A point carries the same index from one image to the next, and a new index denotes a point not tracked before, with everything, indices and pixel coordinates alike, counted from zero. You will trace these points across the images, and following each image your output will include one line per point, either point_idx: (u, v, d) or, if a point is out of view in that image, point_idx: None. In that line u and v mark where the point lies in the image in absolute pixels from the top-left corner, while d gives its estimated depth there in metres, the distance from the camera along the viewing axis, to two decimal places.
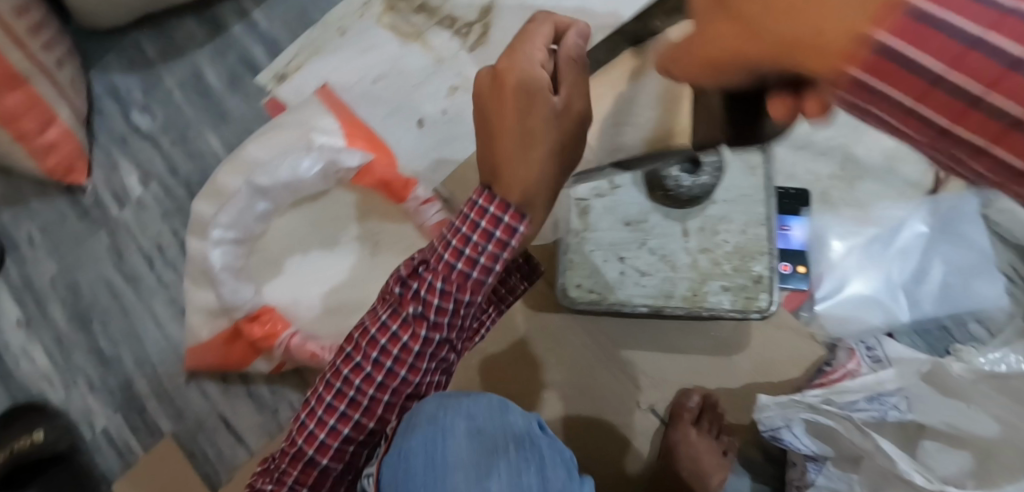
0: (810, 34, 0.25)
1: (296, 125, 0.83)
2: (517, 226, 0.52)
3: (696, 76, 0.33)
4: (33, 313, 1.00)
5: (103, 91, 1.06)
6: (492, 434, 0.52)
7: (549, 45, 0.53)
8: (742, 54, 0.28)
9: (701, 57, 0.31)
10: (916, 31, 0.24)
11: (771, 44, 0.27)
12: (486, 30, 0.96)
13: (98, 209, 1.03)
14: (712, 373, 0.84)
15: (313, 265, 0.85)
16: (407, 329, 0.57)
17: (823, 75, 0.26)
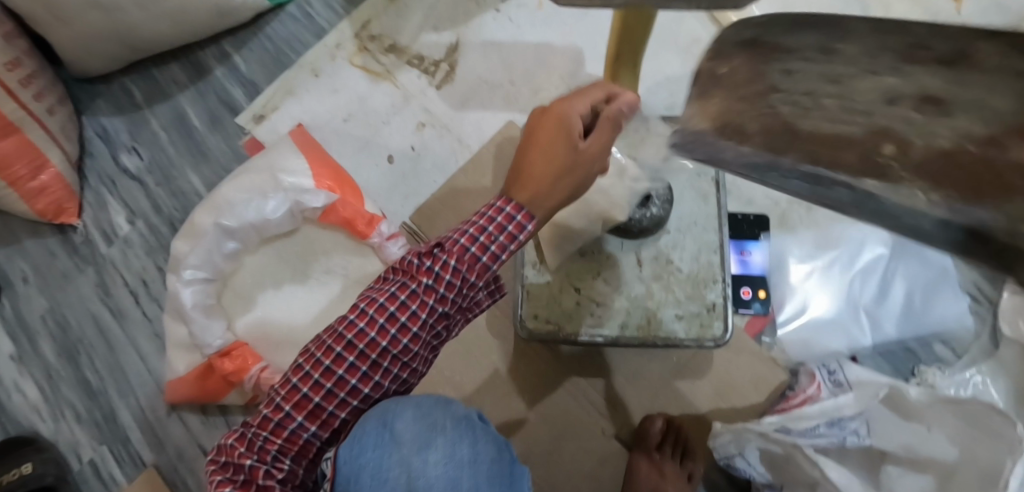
0: None
1: (264, 167, 0.86)
2: (527, 224, 0.54)
3: None
4: (26, 348, 1.04)
5: (93, 135, 1.11)
6: (437, 416, 0.58)
7: (594, 105, 0.56)
8: None
9: None
10: None
11: None
12: (452, 67, 1.01)
13: (87, 246, 1.07)
14: (676, 398, 0.86)
15: (284, 299, 0.88)
16: (416, 301, 0.54)
17: None
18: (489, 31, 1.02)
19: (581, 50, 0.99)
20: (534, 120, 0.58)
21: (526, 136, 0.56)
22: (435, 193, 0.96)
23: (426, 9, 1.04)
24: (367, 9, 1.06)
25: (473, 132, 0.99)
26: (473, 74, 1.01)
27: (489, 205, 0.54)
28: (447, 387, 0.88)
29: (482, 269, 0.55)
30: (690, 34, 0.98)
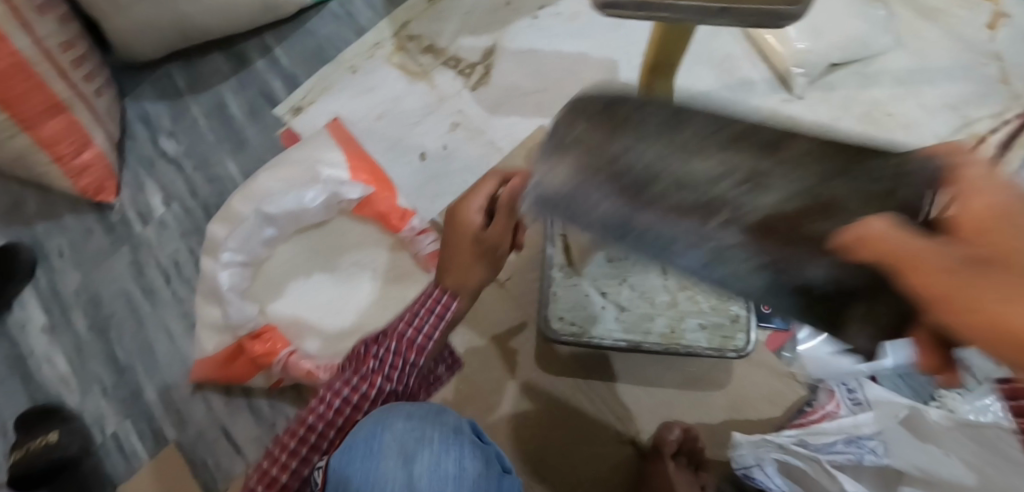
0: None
1: (302, 159, 0.89)
2: (451, 304, 0.70)
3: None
4: (58, 320, 1.08)
5: (135, 118, 1.15)
6: (425, 430, 0.65)
7: (491, 196, 0.70)
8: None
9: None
10: None
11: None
12: (488, 70, 1.03)
13: (123, 226, 1.10)
14: (689, 408, 0.86)
15: (314, 288, 0.90)
16: (366, 381, 0.70)
17: None
18: (525, 38, 1.03)
19: (616, 61, 1.00)
20: (450, 219, 0.73)
21: (449, 232, 0.72)
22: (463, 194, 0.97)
23: (464, 14, 1.06)
24: (407, 11, 1.09)
25: (505, 135, 0.99)
26: (507, 81, 1.01)
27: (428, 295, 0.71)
28: (466, 384, 0.89)
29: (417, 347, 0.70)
30: (725, 50, 0.99)
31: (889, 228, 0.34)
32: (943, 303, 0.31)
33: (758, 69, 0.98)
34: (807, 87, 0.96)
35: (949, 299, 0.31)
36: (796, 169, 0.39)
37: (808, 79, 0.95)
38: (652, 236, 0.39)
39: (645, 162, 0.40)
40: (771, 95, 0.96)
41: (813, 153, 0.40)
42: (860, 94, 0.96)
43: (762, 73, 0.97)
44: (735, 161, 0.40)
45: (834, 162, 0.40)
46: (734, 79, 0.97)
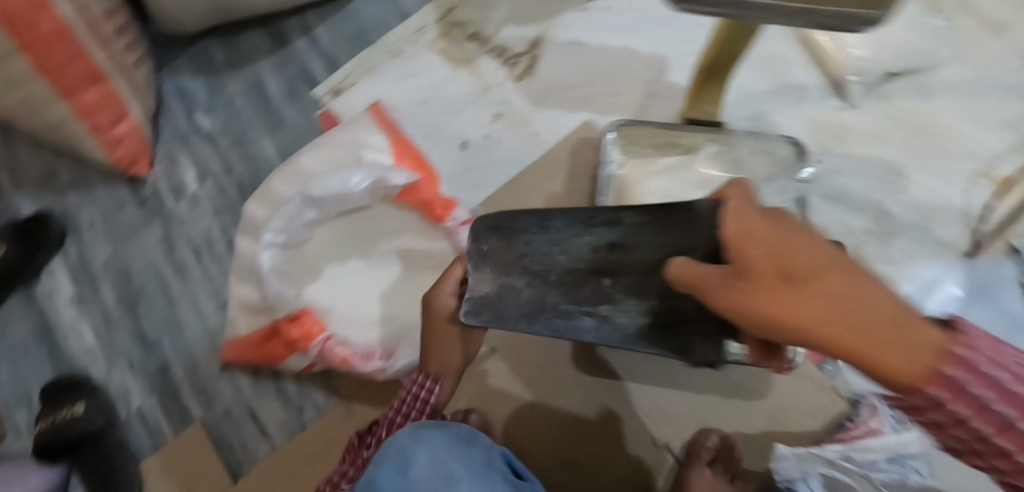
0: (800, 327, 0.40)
1: (345, 142, 0.87)
2: (435, 388, 0.72)
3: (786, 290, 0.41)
4: (86, 292, 1.07)
5: (170, 92, 1.13)
6: (452, 463, 0.60)
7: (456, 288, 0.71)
8: (799, 315, 0.40)
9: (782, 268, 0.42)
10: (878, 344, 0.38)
11: (825, 329, 0.39)
12: (534, 62, 1.01)
13: (155, 200, 1.09)
14: (727, 415, 0.85)
15: (354, 273, 0.89)
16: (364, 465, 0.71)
17: (868, 354, 0.38)
18: (572, 30, 1.01)
19: (667, 58, 0.97)
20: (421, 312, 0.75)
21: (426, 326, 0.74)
22: (505, 186, 0.95)
23: (511, 2, 1.04)
24: None
25: (550, 129, 0.97)
26: (553, 74, 1.00)
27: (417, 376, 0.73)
28: (500, 379, 0.89)
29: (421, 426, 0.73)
30: (780, 53, 0.96)
31: (680, 266, 0.50)
32: (743, 314, 0.43)
33: (814, 73, 0.95)
34: (863, 95, 0.93)
35: (733, 302, 0.44)
36: (641, 241, 0.66)
37: (865, 87, 0.93)
38: (560, 310, 0.67)
39: (541, 254, 0.69)
40: (824, 102, 0.94)
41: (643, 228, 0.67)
42: (919, 106, 0.92)
43: (816, 78, 0.95)
44: (595, 242, 0.68)
45: (639, 239, 0.66)
46: (787, 83, 0.95)
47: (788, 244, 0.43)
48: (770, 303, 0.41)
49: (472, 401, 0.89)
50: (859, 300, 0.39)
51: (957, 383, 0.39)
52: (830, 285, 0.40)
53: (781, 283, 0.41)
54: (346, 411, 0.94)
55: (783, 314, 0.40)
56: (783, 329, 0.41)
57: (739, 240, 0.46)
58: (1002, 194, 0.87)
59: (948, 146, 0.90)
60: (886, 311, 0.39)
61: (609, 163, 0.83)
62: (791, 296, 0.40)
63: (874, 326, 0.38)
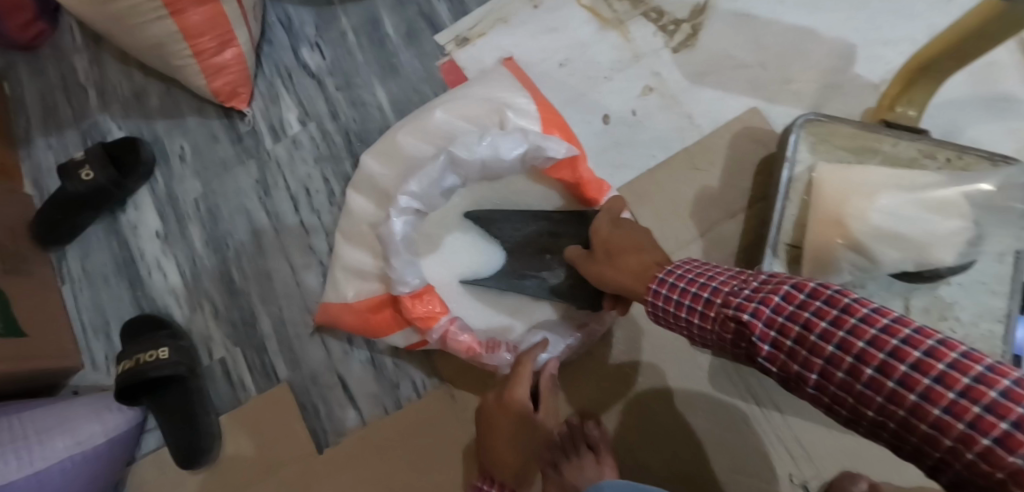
0: (607, 277, 0.63)
1: (487, 99, 0.78)
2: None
3: (601, 264, 0.64)
4: (172, 227, 1.00)
5: (275, 20, 1.03)
6: None
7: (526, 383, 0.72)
8: (606, 276, 0.63)
9: (605, 247, 0.65)
10: (636, 280, 0.59)
11: (616, 279, 0.61)
12: (695, 31, 0.88)
13: (252, 138, 1.01)
14: (879, 462, 0.77)
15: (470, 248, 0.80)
16: None
17: (636, 289, 0.58)
18: None
19: (854, 46, 0.85)
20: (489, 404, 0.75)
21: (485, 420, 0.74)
22: (651, 171, 0.85)
23: None
24: None
25: (707, 111, 0.86)
26: (716, 48, 0.87)
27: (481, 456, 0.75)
28: (623, 385, 0.82)
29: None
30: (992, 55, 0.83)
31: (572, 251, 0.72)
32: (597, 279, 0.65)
33: None
34: None
35: (591, 271, 0.66)
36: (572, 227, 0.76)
37: None
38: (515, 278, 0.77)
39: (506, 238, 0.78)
40: None
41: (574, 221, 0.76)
42: None
43: None
44: (540, 226, 0.77)
45: (564, 222, 0.76)
46: (994, 93, 0.82)
47: (614, 233, 0.65)
48: (597, 270, 0.64)
49: (588, 404, 0.82)
50: (632, 254, 0.61)
51: (667, 298, 0.54)
52: (625, 254, 0.62)
53: (602, 257, 0.65)
54: (448, 396, 0.89)
55: (603, 275, 0.63)
56: (606, 284, 0.63)
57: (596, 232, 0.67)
58: None
59: None
60: (646, 263, 0.59)
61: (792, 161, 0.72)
62: (606, 261, 0.64)
63: (638, 275, 0.59)
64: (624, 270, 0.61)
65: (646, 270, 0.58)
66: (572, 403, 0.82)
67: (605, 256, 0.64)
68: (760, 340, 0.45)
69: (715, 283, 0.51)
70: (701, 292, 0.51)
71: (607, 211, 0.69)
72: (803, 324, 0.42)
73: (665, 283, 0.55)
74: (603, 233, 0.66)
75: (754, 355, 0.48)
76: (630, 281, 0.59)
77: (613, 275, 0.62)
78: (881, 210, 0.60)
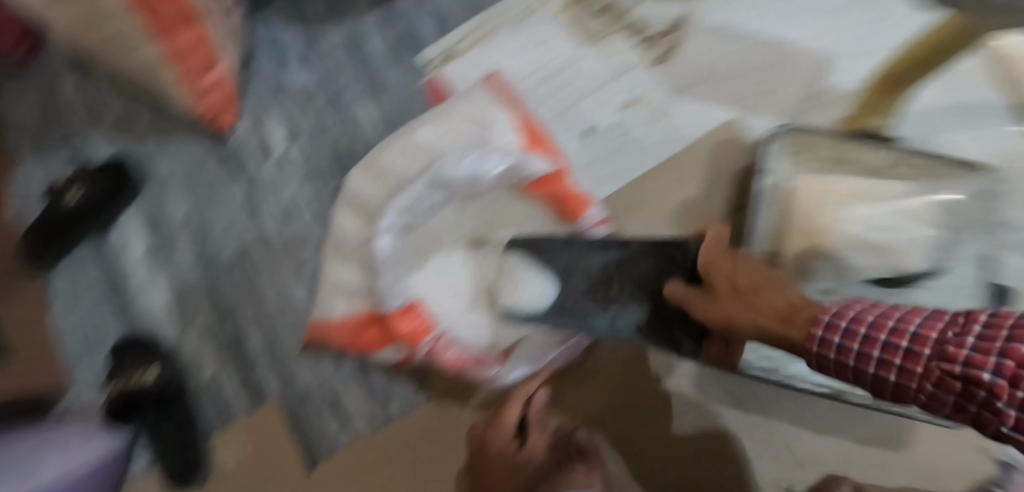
0: (728, 321, 0.59)
1: (470, 114, 0.78)
2: None
3: (714, 307, 0.61)
4: (161, 248, 1.00)
5: (261, 39, 1.04)
6: None
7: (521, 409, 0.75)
8: (732, 320, 0.59)
9: (722, 285, 0.61)
10: (778, 321, 0.57)
11: (738, 324, 0.59)
12: (676, 44, 0.90)
13: (240, 157, 1.01)
14: (867, 465, 0.78)
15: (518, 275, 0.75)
16: None
17: (785, 332, 0.56)
18: (725, 10, 0.89)
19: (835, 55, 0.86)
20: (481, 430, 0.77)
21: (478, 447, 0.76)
22: (635, 182, 0.87)
23: None
24: None
25: (692, 123, 0.87)
26: (699, 60, 0.89)
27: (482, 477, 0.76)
28: (615, 395, 0.82)
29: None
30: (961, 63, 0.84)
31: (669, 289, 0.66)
32: (712, 324, 0.61)
33: (999, 91, 0.83)
34: None
35: (705, 314, 0.61)
36: (647, 257, 0.69)
37: None
38: (574, 310, 0.69)
39: (565, 263, 0.72)
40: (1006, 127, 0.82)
41: (647, 250, 0.70)
42: None
43: (1001, 96, 0.82)
44: (613, 255, 0.71)
45: (647, 259, 0.69)
46: (968, 101, 0.83)
47: (736, 270, 0.62)
48: (714, 310, 0.60)
49: (577, 411, 0.82)
50: (765, 293, 0.59)
51: (845, 348, 0.50)
52: (751, 291, 0.59)
53: (720, 298, 0.61)
54: (439, 409, 0.90)
55: (727, 319, 0.59)
56: (735, 329, 0.59)
57: (705, 267, 0.64)
58: None
59: None
60: (787, 301, 0.57)
61: (765, 172, 0.73)
62: (723, 304, 0.60)
63: (769, 312, 0.57)
64: (756, 311, 0.58)
65: (788, 313, 0.56)
66: (563, 413, 0.83)
67: (709, 295, 0.62)
68: (1012, 397, 0.41)
69: (919, 330, 0.48)
70: (902, 342, 0.48)
71: (710, 242, 0.66)
72: None
73: (822, 325, 0.52)
74: (717, 271, 0.63)
75: (981, 410, 0.43)
76: (761, 322, 0.57)
77: (732, 316, 0.59)
78: (857, 222, 0.64)
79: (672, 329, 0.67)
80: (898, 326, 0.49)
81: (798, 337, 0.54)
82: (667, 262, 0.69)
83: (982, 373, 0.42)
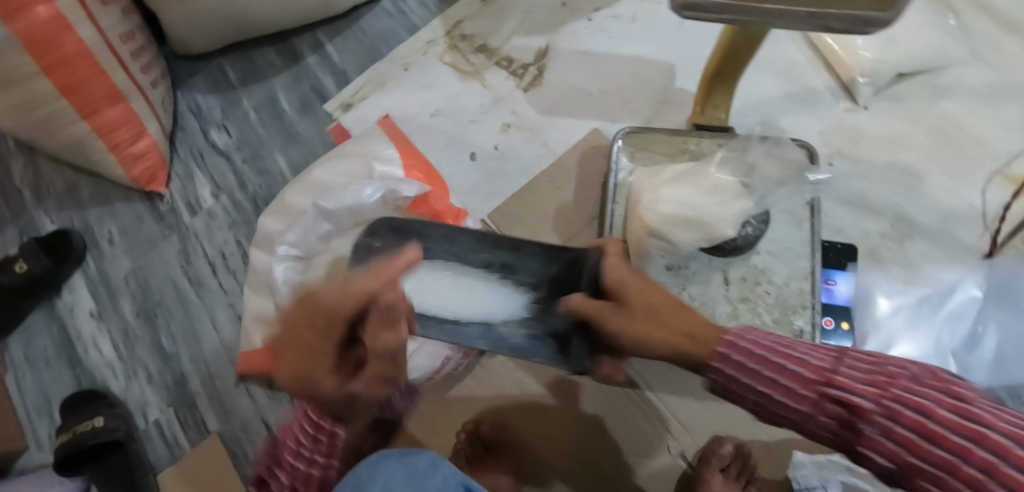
0: (647, 335, 0.52)
1: (358, 153, 0.90)
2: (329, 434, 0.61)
3: (630, 321, 0.53)
4: (106, 305, 1.09)
5: (186, 109, 1.16)
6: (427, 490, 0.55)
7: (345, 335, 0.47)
8: (646, 335, 0.52)
9: (631, 289, 0.55)
10: (722, 355, 0.50)
11: (665, 335, 0.51)
12: (541, 72, 1.02)
13: (172, 214, 1.11)
14: (747, 423, 0.85)
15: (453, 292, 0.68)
16: None
17: (699, 353, 0.51)
18: (580, 39, 1.03)
19: (675, 66, 0.99)
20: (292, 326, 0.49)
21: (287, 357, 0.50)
22: (519, 193, 0.96)
23: (522, 14, 1.06)
24: (460, 10, 1.09)
25: (562, 139, 0.98)
26: (562, 82, 1.01)
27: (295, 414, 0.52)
28: (517, 387, 0.89)
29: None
30: (789, 56, 0.97)
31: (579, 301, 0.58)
32: (625, 340, 0.53)
33: (822, 77, 0.95)
34: (872, 97, 0.94)
35: (618, 329, 0.54)
36: (537, 263, 0.69)
37: (874, 89, 0.93)
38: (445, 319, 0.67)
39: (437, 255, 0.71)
40: (835, 105, 0.94)
41: (538, 258, 0.70)
42: (932, 107, 0.92)
43: (824, 81, 0.95)
44: (494, 257, 0.70)
45: (541, 268, 0.69)
46: (800, 87, 0.95)
47: (645, 285, 0.56)
48: (626, 323, 0.53)
49: (486, 408, 0.89)
50: (683, 310, 0.53)
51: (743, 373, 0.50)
52: (663, 302, 0.54)
53: (633, 305, 0.54)
54: None
55: (633, 331, 0.53)
56: (643, 344, 0.53)
57: (620, 279, 0.57)
58: (1018, 194, 0.88)
59: (968, 148, 0.90)
60: (693, 323, 0.52)
61: (617, 170, 0.85)
62: (647, 315, 0.53)
63: (686, 333, 0.51)
64: (672, 329, 0.51)
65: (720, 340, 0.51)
66: (472, 410, 0.89)
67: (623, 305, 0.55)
68: (870, 422, 0.44)
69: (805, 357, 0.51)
70: (790, 365, 0.50)
71: (615, 255, 0.61)
72: (916, 407, 0.42)
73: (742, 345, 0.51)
74: (628, 279, 0.56)
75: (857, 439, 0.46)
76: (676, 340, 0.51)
77: (646, 331, 0.52)
78: (666, 201, 0.71)
79: (560, 343, 0.66)
80: (799, 358, 0.51)
81: (721, 361, 0.51)
82: (565, 275, 0.68)
83: (866, 402, 0.45)
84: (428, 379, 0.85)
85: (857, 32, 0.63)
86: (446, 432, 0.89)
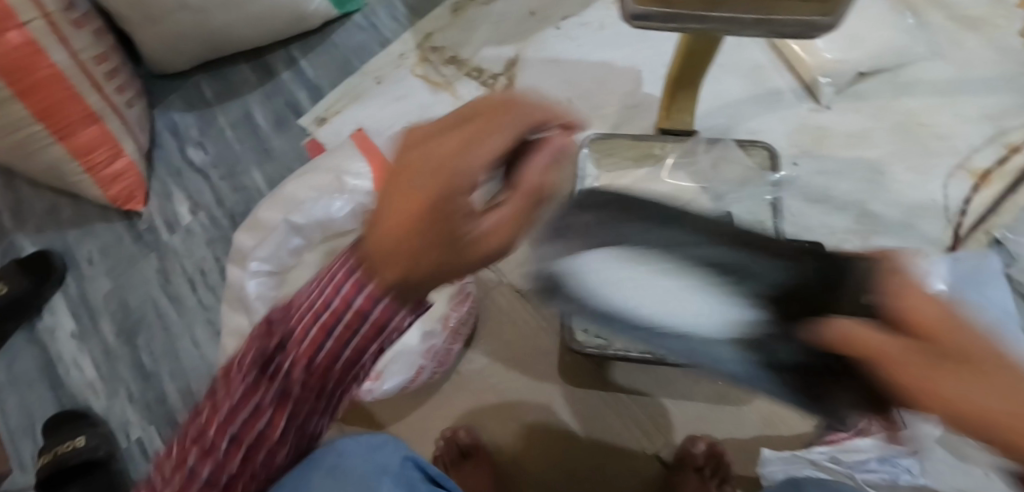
0: (976, 412, 0.29)
1: (330, 168, 0.89)
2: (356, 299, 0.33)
3: (940, 378, 0.30)
4: (86, 326, 1.09)
5: (164, 128, 1.17)
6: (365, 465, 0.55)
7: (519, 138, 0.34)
8: (986, 417, 0.29)
9: (916, 323, 0.32)
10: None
11: (1005, 416, 0.29)
12: (510, 81, 1.04)
13: (151, 233, 1.12)
14: (721, 422, 0.86)
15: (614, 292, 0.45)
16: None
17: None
18: (548, 47, 1.05)
19: (641, 71, 1.01)
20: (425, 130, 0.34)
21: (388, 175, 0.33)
22: None
23: (491, 24, 1.08)
24: (431, 22, 1.11)
25: None
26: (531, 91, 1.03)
27: (326, 276, 0.34)
28: (494, 394, 0.90)
29: (273, 382, 0.35)
30: (752, 58, 0.98)
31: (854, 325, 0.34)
32: (944, 404, 0.29)
33: (785, 78, 0.97)
34: (835, 96, 0.95)
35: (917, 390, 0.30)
36: (774, 264, 0.39)
37: (836, 88, 0.94)
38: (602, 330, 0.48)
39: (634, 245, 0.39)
40: (798, 105, 0.95)
41: (785, 253, 0.40)
42: (893, 104, 0.94)
43: (787, 82, 0.97)
44: (716, 255, 0.39)
45: (777, 272, 0.39)
46: (763, 88, 0.97)
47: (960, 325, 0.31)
48: (924, 375, 0.30)
49: (463, 414, 0.90)
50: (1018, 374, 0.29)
51: None
52: (1004, 361, 0.30)
53: (953, 347, 0.30)
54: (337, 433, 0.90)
55: (947, 399, 0.29)
56: (980, 423, 0.29)
57: (922, 302, 0.33)
58: (978, 187, 0.89)
59: (929, 143, 0.91)
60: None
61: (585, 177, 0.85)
62: (980, 374, 0.29)
63: None
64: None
65: None
66: (451, 417, 0.90)
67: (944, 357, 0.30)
68: None
69: None
70: None
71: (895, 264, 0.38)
72: None
73: None
74: (920, 296, 0.33)
75: None
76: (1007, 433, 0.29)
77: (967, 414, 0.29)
78: None
79: (800, 384, 0.38)
80: None
81: None
82: (819, 281, 0.39)
83: None
84: (404, 389, 0.85)
85: (806, 36, 0.64)
86: (425, 441, 0.90)
